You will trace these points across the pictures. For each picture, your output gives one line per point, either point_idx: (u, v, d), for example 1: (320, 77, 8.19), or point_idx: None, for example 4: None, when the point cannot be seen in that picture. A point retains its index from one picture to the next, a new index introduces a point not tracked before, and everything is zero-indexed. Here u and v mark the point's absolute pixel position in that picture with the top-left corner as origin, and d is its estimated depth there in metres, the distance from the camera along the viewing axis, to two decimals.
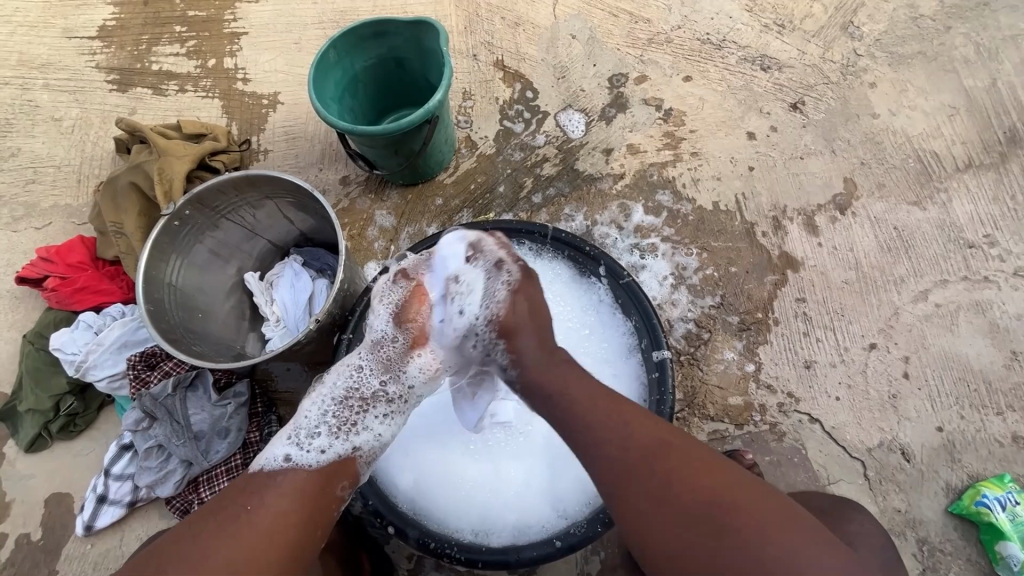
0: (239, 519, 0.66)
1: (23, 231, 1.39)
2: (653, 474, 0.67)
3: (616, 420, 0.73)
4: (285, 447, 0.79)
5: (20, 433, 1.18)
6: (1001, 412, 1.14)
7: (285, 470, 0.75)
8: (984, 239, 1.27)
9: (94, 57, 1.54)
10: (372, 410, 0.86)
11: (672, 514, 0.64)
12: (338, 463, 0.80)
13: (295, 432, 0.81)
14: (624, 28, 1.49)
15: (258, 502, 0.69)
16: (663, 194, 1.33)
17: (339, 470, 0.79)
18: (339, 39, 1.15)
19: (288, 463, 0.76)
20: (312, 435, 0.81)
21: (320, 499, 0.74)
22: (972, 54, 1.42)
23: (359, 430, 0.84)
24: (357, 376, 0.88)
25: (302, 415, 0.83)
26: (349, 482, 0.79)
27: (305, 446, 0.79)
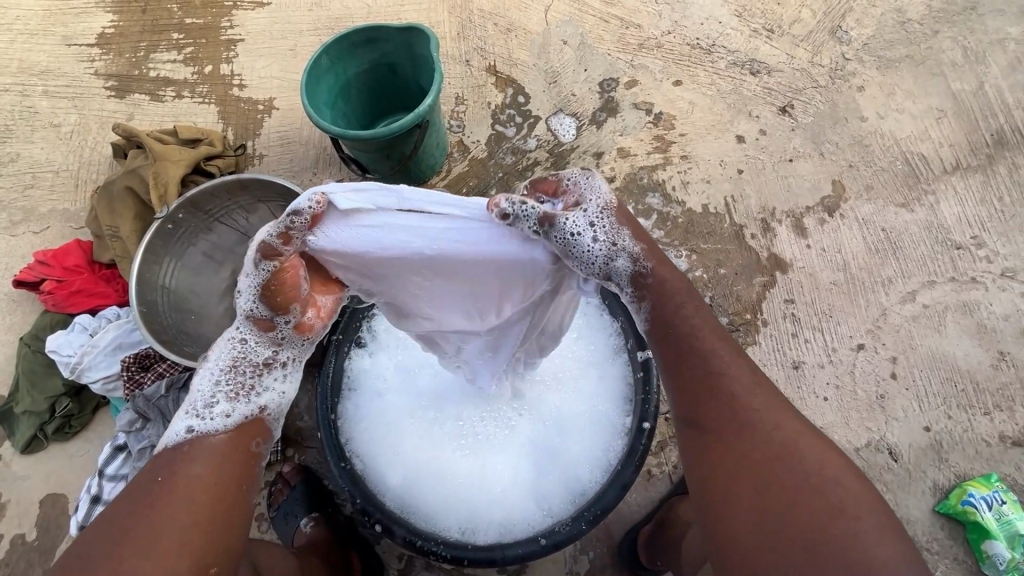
0: (153, 497, 0.61)
1: (21, 235, 1.41)
2: (755, 467, 0.64)
3: (721, 407, 0.68)
4: (184, 420, 0.67)
5: (16, 435, 1.19)
6: (988, 412, 1.15)
7: (190, 442, 0.66)
8: (972, 240, 1.28)
9: (92, 64, 1.56)
10: (269, 371, 0.72)
11: (764, 514, 0.61)
12: (242, 427, 0.69)
13: (191, 403, 0.69)
14: (614, 33, 1.51)
15: (175, 473, 0.63)
16: (653, 197, 1.34)
17: (246, 432, 0.69)
18: (331, 45, 1.17)
19: (190, 436, 0.67)
20: (211, 405, 0.69)
21: (240, 460, 0.67)
22: (959, 58, 1.44)
23: (261, 391, 0.72)
24: (243, 345, 0.71)
25: (191, 384, 0.69)
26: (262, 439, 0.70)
27: (206, 416, 0.68)
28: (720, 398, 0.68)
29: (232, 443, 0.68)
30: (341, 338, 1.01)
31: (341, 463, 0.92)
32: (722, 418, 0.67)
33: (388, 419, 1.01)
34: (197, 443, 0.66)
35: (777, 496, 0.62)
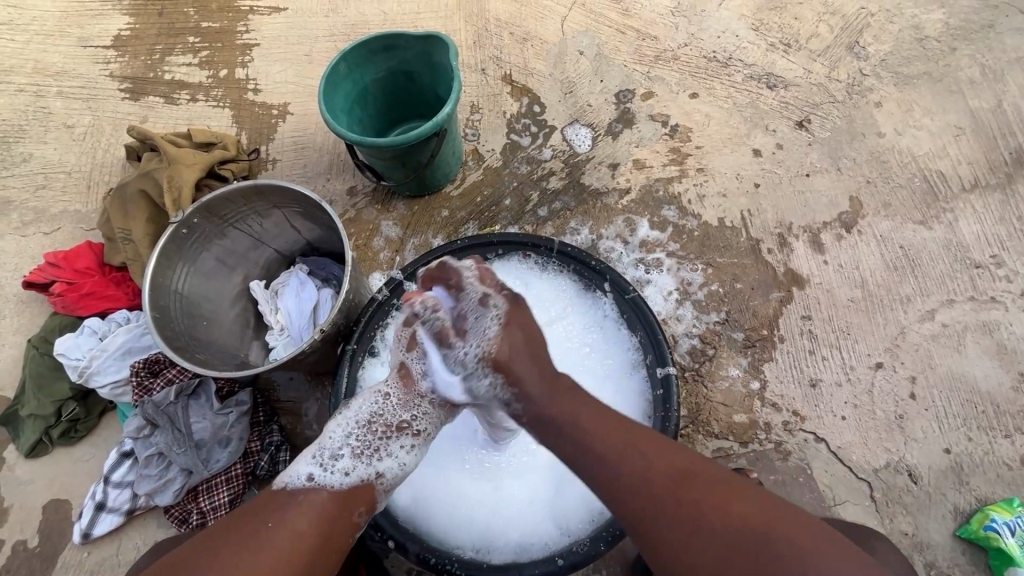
0: (260, 533, 0.68)
1: (31, 235, 1.40)
2: (665, 482, 0.68)
3: (590, 425, 0.74)
4: (309, 466, 0.78)
5: (20, 438, 1.18)
6: (1009, 435, 1.13)
7: (307, 491, 0.75)
8: (991, 259, 1.26)
9: (108, 65, 1.56)
10: (396, 439, 0.83)
11: (686, 523, 0.64)
12: (356, 489, 0.77)
13: (318, 451, 0.80)
14: (631, 45, 1.51)
15: (284, 519, 0.70)
16: (668, 210, 1.33)
17: (356, 496, 0.77)
18: (350, 51, 1.17)
19: (310, 483, 0.76)
20: (335, 457, 0.80)
21: (337, 529, 0.73)
22: (977, 75, 1.43)
23: (383, 456, 0.82)
24: (383, 403, 0.85)
25: (325, 436, 0.82)
26: (365, 509, 0.77)
27: (328, 468, 0.78)
28: (612, 423, 0.74)
29: (339, 505, 0.75)
30: (356, 348, 1.02)
31: None
32: (607, 441, 0.72)
33: None
34: (314, 492, 0.75)
35: (693, 504, 0.65)
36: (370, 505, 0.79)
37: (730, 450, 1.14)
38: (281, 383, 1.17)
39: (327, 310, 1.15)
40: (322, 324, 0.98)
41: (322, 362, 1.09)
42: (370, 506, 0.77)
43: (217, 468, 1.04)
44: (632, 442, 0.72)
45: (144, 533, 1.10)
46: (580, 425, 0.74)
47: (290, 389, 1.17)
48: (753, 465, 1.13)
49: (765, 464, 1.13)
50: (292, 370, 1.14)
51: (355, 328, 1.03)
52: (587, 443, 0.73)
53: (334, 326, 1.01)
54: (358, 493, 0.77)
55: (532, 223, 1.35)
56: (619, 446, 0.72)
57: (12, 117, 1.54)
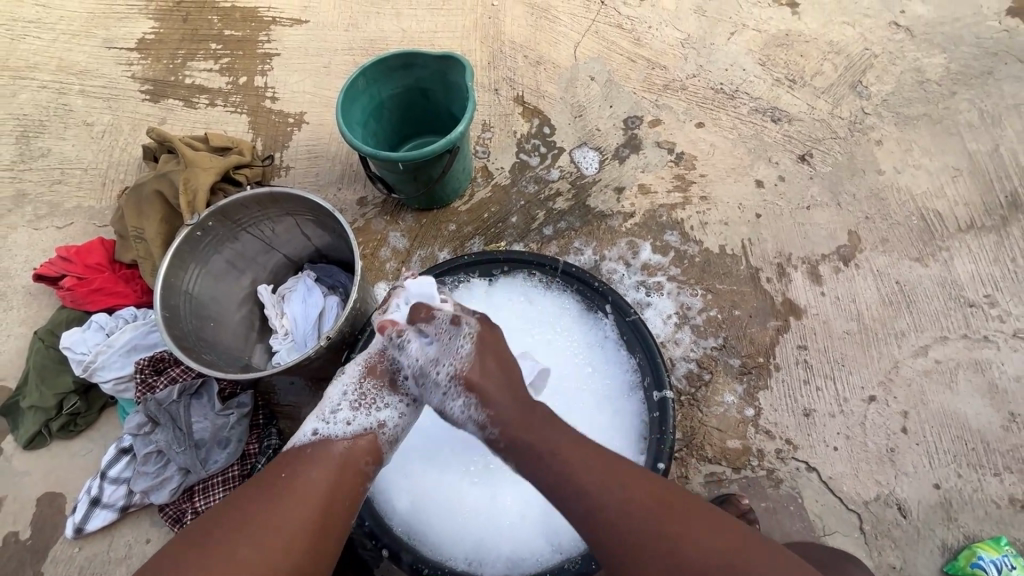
0: (257, 518, 0.68)
1: (44, 229, 1.42)
2: (646, 504, 0.69)
3: (572, 457, 0.73)
4: (314, 423, 0.83)
5: (19, 430, 1.18)
6: (999, 473, 1.14)
7: (316, 443, 0.79)
8: (985, 298, 1.29)
9: (130, 67, 1.60)
10: (393, 390, 0.87)
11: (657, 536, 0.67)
12: (359, 438, 0.81)
13: (322, 410, 0.84)
14: (641, 73, 1.55)
15: (281, 499, 0.70)
16: (671, 235, 1.36)
17: (362, 446, 0.81)
18: (369, 67, 1.20)
19: (317, 435, 0.81)
20: (336, 410, 0.84)
21: (343, 491, 0.75)
22: (976, 119, 1.48)
23: (382, 406, 0.85)
24: (380, 358, 0.89)
25: (327, 396, 0.86)
26: (371, 458, 0.80)
27: (331, 421, 0.83)
28: (591, 455, 0.74)
29: (348, 451, 0.79)
30: (360, 356, 1.03)
31: None
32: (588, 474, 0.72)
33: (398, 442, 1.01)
34: (318, 442, 0.79)
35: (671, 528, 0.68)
36: (375, 454, 0.82)
37: (723, 475, 1.15)
38: (282, 387, 1.19)
39: (333, 318, 1.17)
40: (328, 331, 1.00)
41: (325, 368, 1.11)
42: (377, 455, 0.81)
43: (215, 468, 1.05)
44: (613, 469, 0.72)
45: (137, 530, 1.11)
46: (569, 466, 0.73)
47: (290, 394, 1.18)
48: (744, 491, 1.14)
49: (757, 490, 1.14)
50: (294, 375, 1.16)
51: (361, 336, 1.04)
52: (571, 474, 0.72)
53: (339, 333, 1.03)
54: (360, 440, 0.81)
55: (537, 241, 1.37)
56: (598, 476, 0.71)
57: (33, 113, 1.58)
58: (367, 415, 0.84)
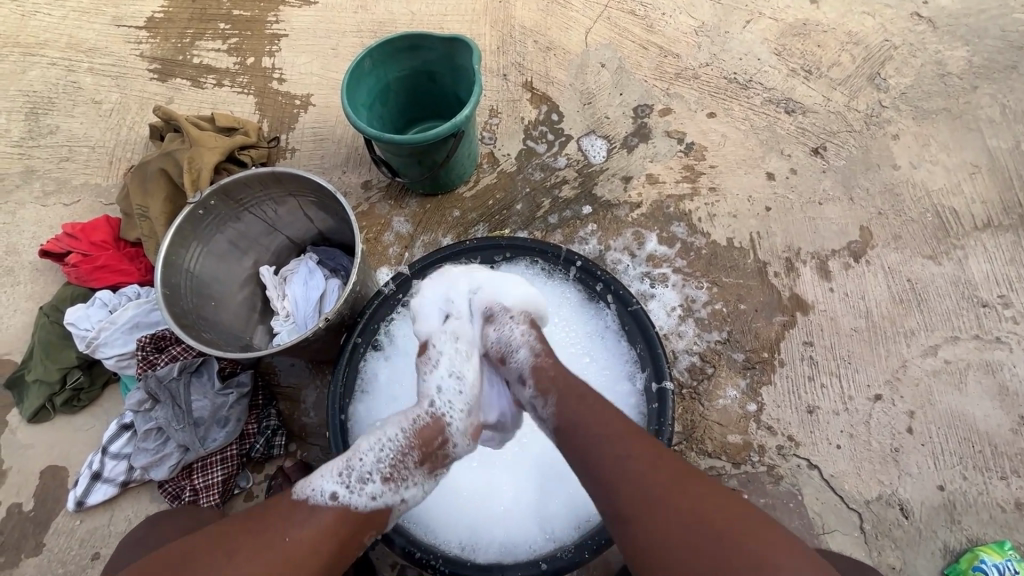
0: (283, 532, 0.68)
1: (52, 206, 1.43)
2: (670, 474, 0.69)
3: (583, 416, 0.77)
4: (333, 484, 0.76)
5: (24, 403, 1.20)
6: (1005, 477, 1.12)
7: (332, 507, 0.74)
8: (999, 299, 1.26)
9: (139, 46, 1.60)
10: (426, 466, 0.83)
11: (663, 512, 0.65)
12: (377, 514, 0.77)
13: (346, 472, 0.78)
14: (652, 60, 1.52)
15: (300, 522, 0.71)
16: (678, 226, 1.34)
17: (375, 521, 0.77)
18: (375, 49, 1.19)
19: (336, 501, 0.74)
20: (363, 480, 0.78)
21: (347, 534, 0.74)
22: (997, 115, 1.43)
23: (408, 485, 0.81)
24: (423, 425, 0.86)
25: (355, 455, 0.81)
26: (377, 532, 0.78)
27: (354, 489, 0.77)
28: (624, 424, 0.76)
29: (362, 523, 0.75)
30: (359, 340, 1.03)
31: None
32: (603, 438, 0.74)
33: None
34: (338, 508, 0.74)
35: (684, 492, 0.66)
36: (381, 526, 0.79)
37: (722, 470, 1.14)
38: (283, 368, 1.19)
39: (333, 300, 1.16)
40: (327, 313, 1.00)
41: (324, 350, 1.11)
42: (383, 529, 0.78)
43: (214, 447, 1.06)
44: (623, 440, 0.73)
45: (137, 506, 1.12)
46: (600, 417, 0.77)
47: (291, 375, 1.19)
48: (744, 487, 1.13)
49: (756, 486, 1.13)
50: (294, 357, 1.16)
51: (361, 319, 1.04)
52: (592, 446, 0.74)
53: (339, 316, 1.02)
54: (377, 517, 0.77)
55: (542, 229, 1.36)
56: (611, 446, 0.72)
57: (42, 89, 1.58)
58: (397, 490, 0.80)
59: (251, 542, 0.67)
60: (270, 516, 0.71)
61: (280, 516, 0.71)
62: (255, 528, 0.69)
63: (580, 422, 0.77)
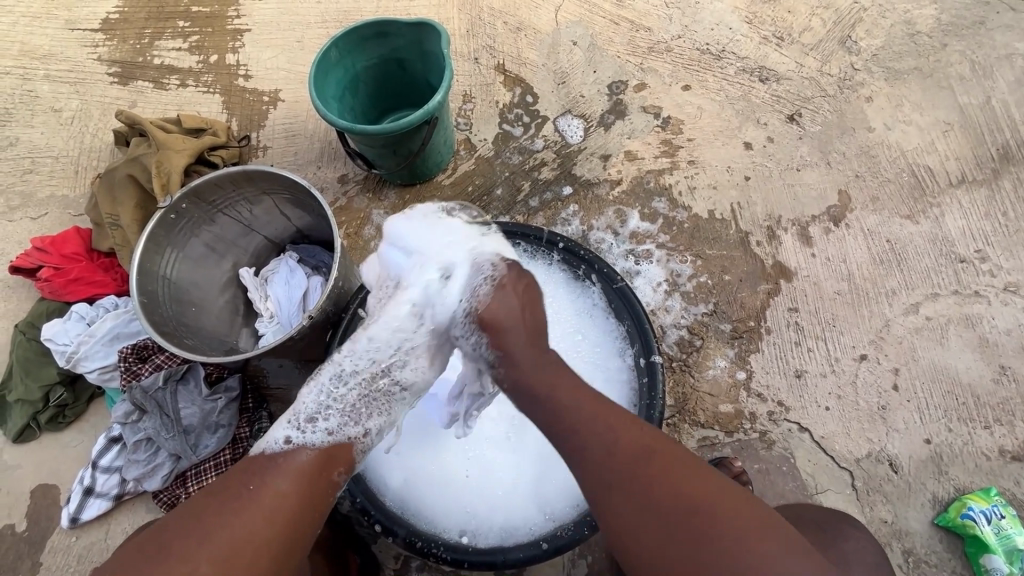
0: (245, 497, 0.68)
1: (19, 220, 1.39)
2: (632, 452, 0.68)
3: (557, 382, 0.75)
4: (286, 430, 0.77)
5: (8, 423, 1.17)
6: (989, 426, 1.15)
7: (286, 452, 0.75)
8: (976, 254, 1.28)
9: (96, 49, 1.54)
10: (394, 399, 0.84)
11: (638, 490, 0.66)
12: (337, 448, 0.78)
13: (295, 415, 0.79)
14: (624, 36, 1.51)
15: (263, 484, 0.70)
16: (659, 202, 1.34)
17: (336, 457, 0.78)
18: (341, 38, 1.16)
19: (289, 445, 0.76)
20: (313, 419, 0.79)
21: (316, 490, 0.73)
22: (967, 72, 1.44)
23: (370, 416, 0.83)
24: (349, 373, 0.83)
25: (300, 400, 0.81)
26: (345, 469, 0.79)
27: (307, 429, 0.78)
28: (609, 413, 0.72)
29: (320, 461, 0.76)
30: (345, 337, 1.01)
31: None
32: (572, 402, 0.73)
33: None
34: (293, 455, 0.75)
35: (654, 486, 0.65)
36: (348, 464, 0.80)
37: (716, 439, 1.15)
38: (270, 370, 1.18)
39: (317, 297, 1.15)
40: (311, 311, 0.99)
41: (311, 349, 1.10)
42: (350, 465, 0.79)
43: (206, 453, 1.05)
44: (598, 405, 0.73)
45: (133, 518, 1.10)
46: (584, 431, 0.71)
47: (279, 376, 1.18)
48: (738, 454, 1.14)
49: (750, 452, 1.15)
50: (282, 358, 1.14)
51: (345, 316, 1.03)
52: (559, 415, 0.73)
53: (323, 312, 1.01)
54: (338, 454, 0.78)
55: (524, 213, 1.35)
56: (586, 411, 0.72)
57: None
58: (346, 425, 0.81)
59: (217, 511, 0.66)
60: (231, 482, 0.70)
61: (242, 478, 0.71)
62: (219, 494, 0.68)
63: (555, 384, 0.75)
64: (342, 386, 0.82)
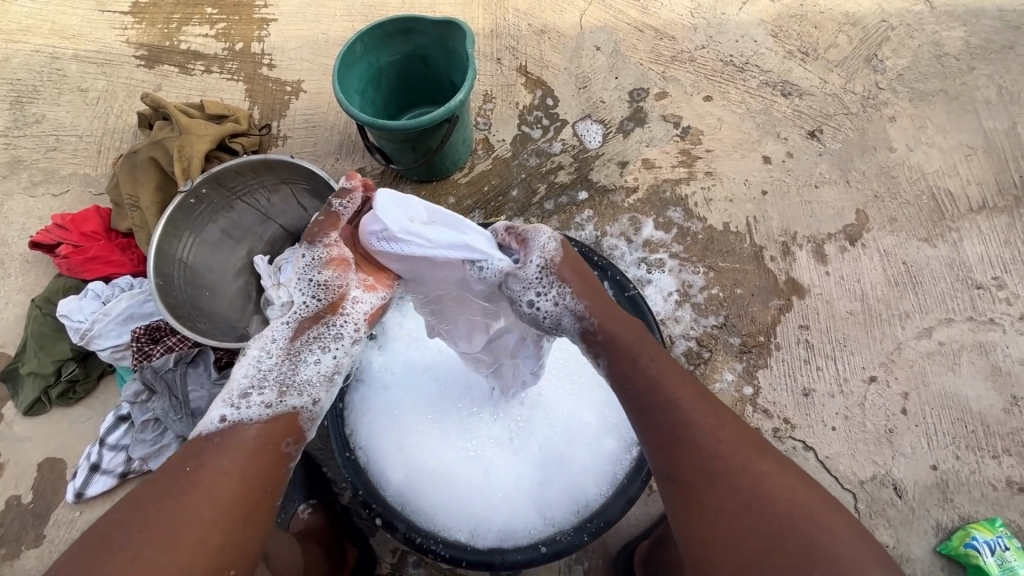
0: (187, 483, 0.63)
1: (40, 196, 1.41)
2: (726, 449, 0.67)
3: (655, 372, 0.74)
4: (221, 409, 0.73)
5: (19, 396, 1.19)
6: (997, 456, 1.13)
7: (222, 430, 0.70)
8: (992, 281, 1.26)
9: (125, 32, 1.56)
10: (308, 364, 0.80)
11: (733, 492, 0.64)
12: (279, 418, 0.74)
13: (228, 394, 0.74)
14: (648, 43, 1.50)
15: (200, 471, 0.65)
16: (674, 211, 1.34)
17: (280, 426, 0.73)
18: (366, 33, 1.17)
19: (224, 424, 0.71)
20: (246, 396, 0.75)
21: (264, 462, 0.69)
22: (994, 96, 1.43)
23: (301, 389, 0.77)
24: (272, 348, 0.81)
25: (232, 378, 0.76)
26: (293, 439, 0.73)
27: (242, 405, 0.73)
28: (682, 383, 0.73)
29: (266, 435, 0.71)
30: None
31: (346, 453, 0.94)
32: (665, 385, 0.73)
33: (390, 413, 1.02)
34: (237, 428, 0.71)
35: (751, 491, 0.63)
36: (297, 433, 0.75)
37: None
38: None
39: None
40: None
41: None
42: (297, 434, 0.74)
43: None
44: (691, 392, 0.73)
45: None
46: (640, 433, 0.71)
47: None
48: None
49: None
50: None
51: None
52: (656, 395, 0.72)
53: None
54: (281, 421, 0.73)
55: (538, 216, 1.35)
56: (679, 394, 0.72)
57: (27, 77, 1.55)
58: (287, 395, 0.76)
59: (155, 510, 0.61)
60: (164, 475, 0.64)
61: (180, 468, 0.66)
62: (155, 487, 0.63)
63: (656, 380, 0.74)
64: (267, 358, 0.79)
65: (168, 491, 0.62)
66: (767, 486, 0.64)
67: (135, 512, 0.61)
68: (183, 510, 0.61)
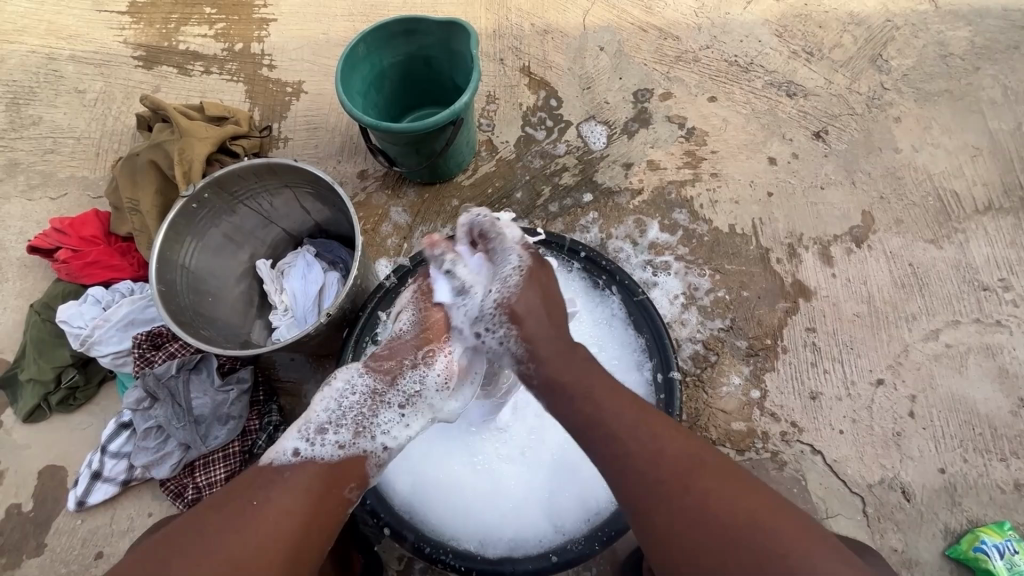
0: (249, 511, 0.65)
1: (38, 200, 1.39)
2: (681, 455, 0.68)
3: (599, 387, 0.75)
4: (296, 441, 0.76)
5: (19, 403, 1.17)
6: (1005, 459, 1.13)
7: (295, 464, 0.73)
8: (999, 282, 1.26)
9: (122, 32, 1.54)
10: (382, 408, 0.81)
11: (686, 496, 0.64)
12: (349, 463, 0.76)
13: (305, 427, 0.78)
14: (652, 44, 1.49)
15: (267, 500, 0.67)
16: (680, 213, 1.33)
17: (349, 470, 0.76)
18: (369, 34, 1.15)
19: (298, 458, 0.74)
20: (322, 431, 0.78)
21: (324, 505, 0.71)
22: (999, 96, 1.42)
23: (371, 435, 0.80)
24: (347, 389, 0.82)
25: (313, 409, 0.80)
26: (357, 485, 0.76)
27: (316, 442, 0.77)
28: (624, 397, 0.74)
29: (332, 476, 0.74)
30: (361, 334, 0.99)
31: None
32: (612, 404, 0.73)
33: None
34: (305, 464, 0.74)
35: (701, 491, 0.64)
36: (361, 480, 0.77)
37: (726, 457, 1.14)
38: (282, 364, 1.17)
39: (333, 294, 1.14)
40: (329, 308, 0.98)
41: (325, 346, 1.10)
42: (362, 481, 0.76)
43: (216, 445, 1.05)
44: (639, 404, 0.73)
45: (139, 504, 1.10)
46: (606, 419, 0.71)
47: (290, 370, 1.17)
48: (748, 473, 1.13)
49: (761, 473, 1.13)
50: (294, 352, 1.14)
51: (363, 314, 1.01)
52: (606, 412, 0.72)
53: (340, 311, 1.00)
54: (351, 466, 0.76)
55: (543, 218, 1.34)
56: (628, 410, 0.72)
57: (23, 78, 1.53)
58: (359, 438, 0.79)
59: (218, 528, 0.63)
60: (236, 497, 0.67)
61: (248, 493, 0.68)
62: (223, 508, 0.66)
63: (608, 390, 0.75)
64: (349, 396, 0.82)
65: (235, 519, 0.65)
66: (717, 487, 0.64)
67: (203, 536, 0.63)
68: (246, 542, 0.63)
